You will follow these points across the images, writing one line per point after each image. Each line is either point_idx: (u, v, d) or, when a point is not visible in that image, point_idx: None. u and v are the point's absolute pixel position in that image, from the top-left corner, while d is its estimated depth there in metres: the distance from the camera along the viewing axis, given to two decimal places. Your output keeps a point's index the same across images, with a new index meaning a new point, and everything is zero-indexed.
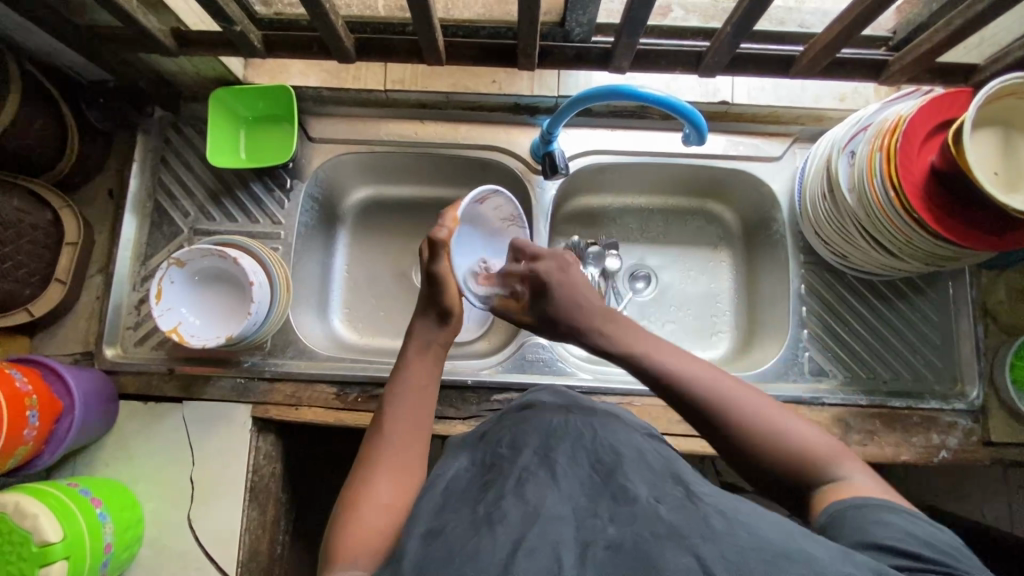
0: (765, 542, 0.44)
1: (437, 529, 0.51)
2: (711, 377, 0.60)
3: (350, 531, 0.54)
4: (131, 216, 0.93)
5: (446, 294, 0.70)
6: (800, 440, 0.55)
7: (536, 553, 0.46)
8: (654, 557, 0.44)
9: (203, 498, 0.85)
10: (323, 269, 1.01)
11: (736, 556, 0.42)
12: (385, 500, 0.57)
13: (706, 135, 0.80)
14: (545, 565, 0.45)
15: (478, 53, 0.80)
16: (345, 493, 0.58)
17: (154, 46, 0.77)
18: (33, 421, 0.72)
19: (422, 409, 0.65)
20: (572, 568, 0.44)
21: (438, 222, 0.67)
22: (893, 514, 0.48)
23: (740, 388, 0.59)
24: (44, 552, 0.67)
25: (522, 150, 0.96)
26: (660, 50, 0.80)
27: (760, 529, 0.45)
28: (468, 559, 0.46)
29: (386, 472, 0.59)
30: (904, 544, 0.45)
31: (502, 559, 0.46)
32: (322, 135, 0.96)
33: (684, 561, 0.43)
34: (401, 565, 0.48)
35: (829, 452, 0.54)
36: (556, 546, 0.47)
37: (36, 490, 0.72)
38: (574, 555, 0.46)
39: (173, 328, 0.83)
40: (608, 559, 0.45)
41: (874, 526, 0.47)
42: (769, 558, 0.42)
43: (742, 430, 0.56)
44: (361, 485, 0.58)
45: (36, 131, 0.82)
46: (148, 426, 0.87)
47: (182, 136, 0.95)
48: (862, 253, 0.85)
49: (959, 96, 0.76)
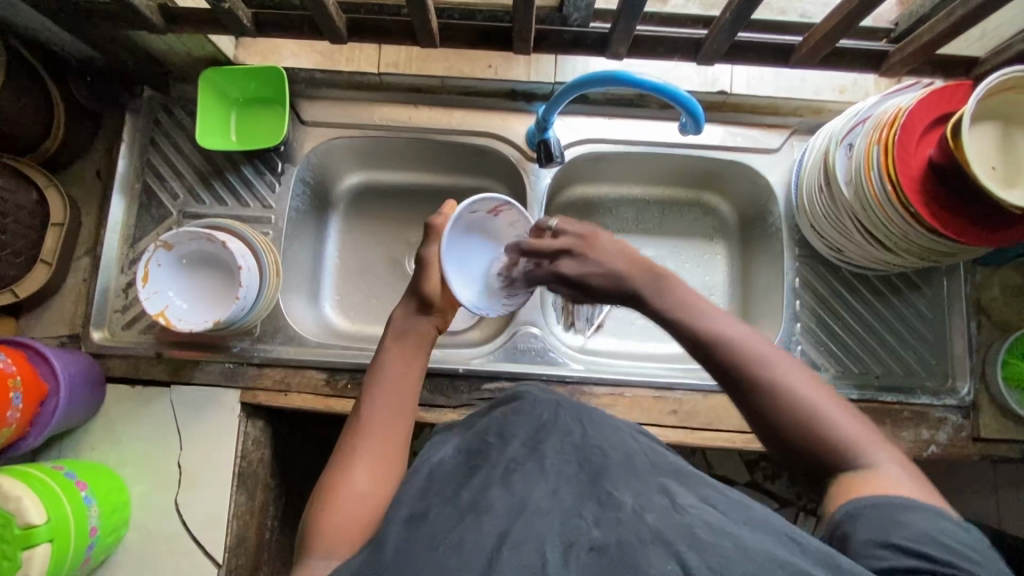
0: (751, 553, 0.43)
1: (420, 514, 0.51)
2: (759, 347, 0.55)
3: (327, 515, 0.54)
4: (119, 198, 0.91)
5: (428, 278, 0.71)
6: (836, 421, 0.52)
7: (523, 547, 0.46)
8: (638, 561, 0.44)
9: (190, 483, 0.85)
10: (314, 255, 1.00)
11: (722, 568, 0.42)
12: (361, 484, 0.56)
13: (703, 124, 0.79)
14: (530, 560, 0.45)
15: (473, 37, 0.79)
16: (322, 477, 0.58)
17: (141, 23, 0.75)
18: (17, 402, 0.72)
19: (403, 398, 0.64)
20: (555, 564, 0.45)
21: (437, 210, 0.75)
22: (914, 512, 0.46)
23: (788, 362, 0.55)
24: (28, 535, 0.67)
25: (518, 138, 0.94)
26: (658, 36, 0.78)
27: (749, 542, 0.44)
28: (451, 547, 0.46)
29: (364, 455, 0.59)
30: (916, 543, 0.43)
31: (487, 550, 0.46)
32: (314, 118, 0.94)
33: (667, 567, 0.43)
34: (383, 551, 0.48)
35: (861, 439, 0.52)
36: (541, 541, 0.46)
37: (20, 472, 0.71)
38: (559, 551, 0.46)
39: (160, 312, 0.82)
40: (591, 562, 0.44)
41: (894, 527, 0.45)
42: (752, 569, 0.42)
43: (780, 405, 0.53)
44: (339, 469, 0.58)
45: (21, 109, 0.80)
46: (135, 410, 0.86)
47: (171, 117, 0.94)
48: (857, 247, 0.85)
49: (959, 89, 0.75)
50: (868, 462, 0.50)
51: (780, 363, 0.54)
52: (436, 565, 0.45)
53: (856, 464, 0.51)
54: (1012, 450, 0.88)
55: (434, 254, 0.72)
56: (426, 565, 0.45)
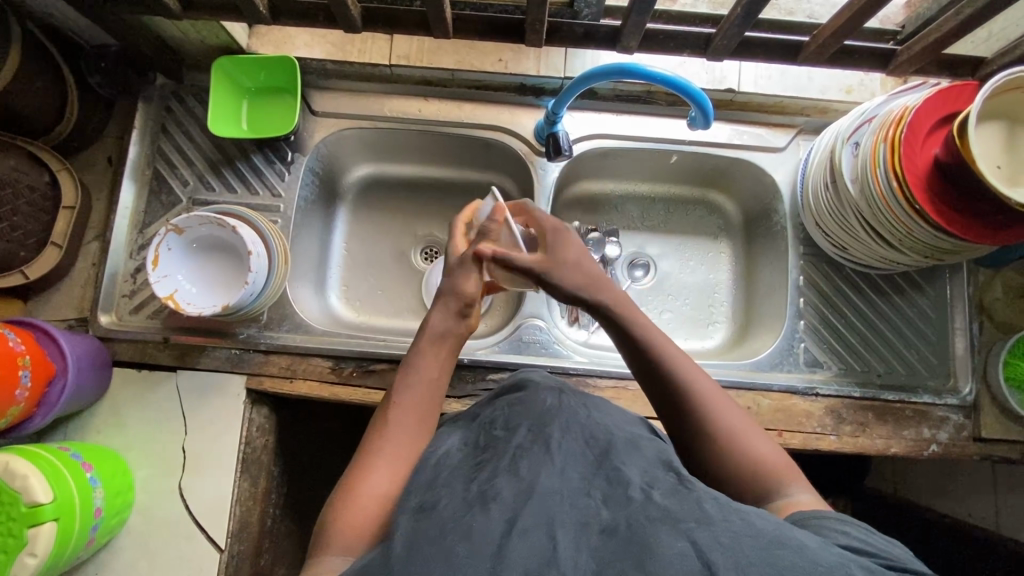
0: (757, 529, 0.44)
1: (429, 505, 0.51)
2: (700, 384, 0.62)
3: (345, 521, 0.54)
4: (130, 183, 0.92)
5: (468, 282, 0.70)
6: (764, 456, 0.58)
7: (532, 533, 0.46)
8: (649, 541, 0.44)
9: (194, 468, 0.85)
10: (322, 244, 1.01)
11: (730, 540, 0.43)
12: (380, 489, 0.57)
13: (712, 119, 0.80)
14: (540, 547, 0.45)
15: (485, 28, 0.80)
16: (342, 483, 0.58)
17: (157, 9, 0.75)
18: (26, 381, 0.72)
19: (427, 399, 0.65)
20: (566, 549, 0.45)
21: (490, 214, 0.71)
22: (848, 524, 0.50)
23: (714, 398, 0.62)
24: (34, 513, 0.67)
25: (526, 132, 0.95)
26: (668, 32, 0.79)
27: (752, 517, 0.46)
28: (460, 536, 0.46)
29: (382, 462, 0.59)
30: (866, 546, 0.46)
31: (497, 538, 0.46)
32: (324, 109, 0.95)
33: (679, 545, 0.43)
34: (393, 543, 0.47)
35: (783, 471, 0.57)
36: (552, 524, 0.47)
37: (27, 452, 0.71)
38: (570, 534, 0.46)
39: (170, 295, 0.82)
40: (602, 542, 0.46)
41: (833, 533, 0.48)
42: (763, 544, 0.43)
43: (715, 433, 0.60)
44: (360, 473, 0.58)
45: (35, 92, 0.81)
46: (141, 394, 0.87)
47: (183, 105, 0.95)
48: (861, 245, 0.86)
49: (965, 89, 0.76)
50: (789, 490, 0.56)
51: (706, 396, 0.61)
52: (446, 551, 0.45)
53: (780, 488, 0.56)
54: (1013, 451, 0.89)
55: (474, 261, 0.72)
56: (439, 554, 0.45)
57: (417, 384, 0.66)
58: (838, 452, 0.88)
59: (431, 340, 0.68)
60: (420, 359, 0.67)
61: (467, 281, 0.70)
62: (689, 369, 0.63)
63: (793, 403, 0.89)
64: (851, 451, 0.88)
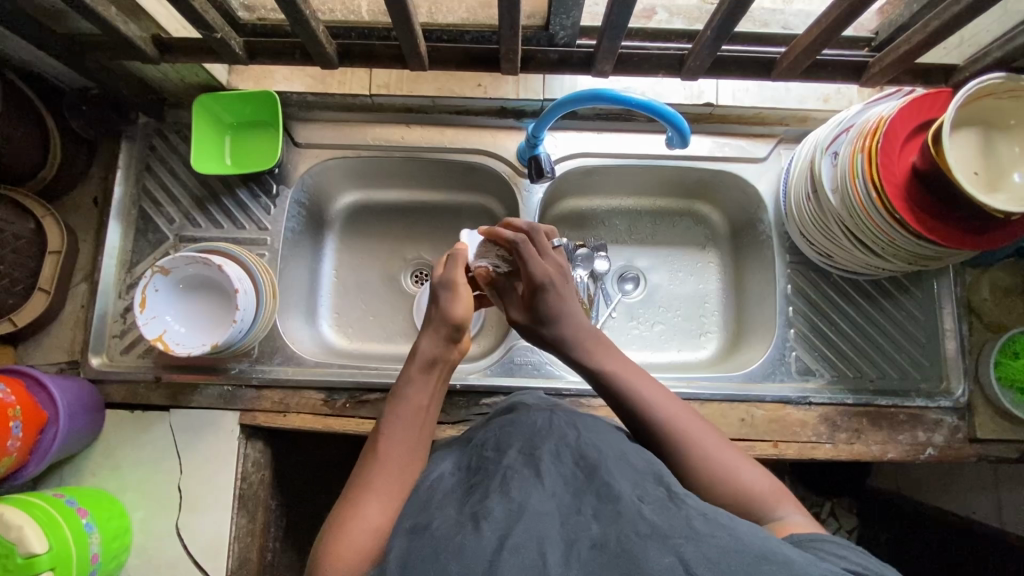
0: (745, 545, 0.45)
1: (423, 524, 0.52)
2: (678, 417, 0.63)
3: (336, 550, 0.53)
4: (116, 224, 0.92)
5: (454, 301, 0.72)
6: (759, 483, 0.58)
7: (523, 549, 0.46)
8: (638, 556, 0.45)
9: (191, 507, 0.85)
10: (311, 274, 1.01)
11: (718, 556, 0.44)
12: (372, 520, 0.55)
13: (689, 138, 0.80)
14: (530, 562, 0.45)
15: (464, 58, 0.80)
16: (335, 515, 0.57)
17: (135, 54, 0.76)
18: (17, 431, 0.72)
19: (421, 428, 0.65)
20: (557, 563, 0.46)
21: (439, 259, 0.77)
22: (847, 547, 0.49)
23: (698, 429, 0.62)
24: (30, 563, 0.67)
25: (509, 154, 0.96)
26: (643, 53, 0.80)
27: (740, 533, 0.46)
28: (454, 554, 0.47)
29: (374, 494, 0.58)
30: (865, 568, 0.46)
31: (488, 554, 0.46)
32: (308, 140, 0.96)
33: (666, 560, 0.44)
34: (386, 565, 0.48)
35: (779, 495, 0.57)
36: (541, 541, 0.47)
37: (22, 501, 0.71)
38: (560, 551, 0.47)
39: (158, 336, 0.82)
40: (592, 558, 0.46)
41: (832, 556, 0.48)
42: (748, 558, 0.43)
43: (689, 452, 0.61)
44: (353, 506, 0.57)
45: (16, 139, 0.81)
46: (134, 435, 0.87)
47: (166, 143, 0.95)
48: (845, 252, 0.86)
49: (938, 98, 0.77)
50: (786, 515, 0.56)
51: (692, 427, 0.62)
52: (439, 570, 0.46)
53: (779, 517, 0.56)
54: (1008, 450, 0.89)
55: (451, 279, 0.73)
56: None
57: (414, 420, 0.65)
58: (834, 460, 0.88)
59: (420, 367, 0.69)
60: (414, 382, 0.68)
61: (457, 300, 0.72)
62: (646, 385, 0.66)
63: (787, 413, 0.89)
64: (847, 459, 0.88)
